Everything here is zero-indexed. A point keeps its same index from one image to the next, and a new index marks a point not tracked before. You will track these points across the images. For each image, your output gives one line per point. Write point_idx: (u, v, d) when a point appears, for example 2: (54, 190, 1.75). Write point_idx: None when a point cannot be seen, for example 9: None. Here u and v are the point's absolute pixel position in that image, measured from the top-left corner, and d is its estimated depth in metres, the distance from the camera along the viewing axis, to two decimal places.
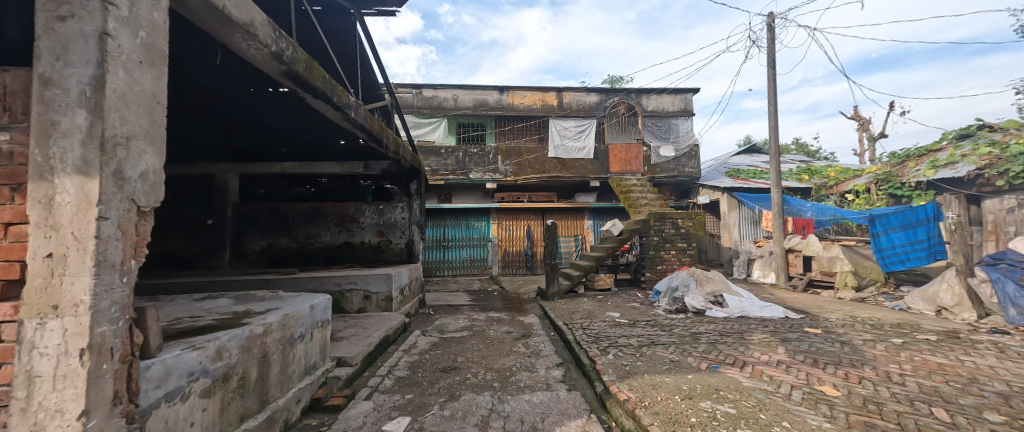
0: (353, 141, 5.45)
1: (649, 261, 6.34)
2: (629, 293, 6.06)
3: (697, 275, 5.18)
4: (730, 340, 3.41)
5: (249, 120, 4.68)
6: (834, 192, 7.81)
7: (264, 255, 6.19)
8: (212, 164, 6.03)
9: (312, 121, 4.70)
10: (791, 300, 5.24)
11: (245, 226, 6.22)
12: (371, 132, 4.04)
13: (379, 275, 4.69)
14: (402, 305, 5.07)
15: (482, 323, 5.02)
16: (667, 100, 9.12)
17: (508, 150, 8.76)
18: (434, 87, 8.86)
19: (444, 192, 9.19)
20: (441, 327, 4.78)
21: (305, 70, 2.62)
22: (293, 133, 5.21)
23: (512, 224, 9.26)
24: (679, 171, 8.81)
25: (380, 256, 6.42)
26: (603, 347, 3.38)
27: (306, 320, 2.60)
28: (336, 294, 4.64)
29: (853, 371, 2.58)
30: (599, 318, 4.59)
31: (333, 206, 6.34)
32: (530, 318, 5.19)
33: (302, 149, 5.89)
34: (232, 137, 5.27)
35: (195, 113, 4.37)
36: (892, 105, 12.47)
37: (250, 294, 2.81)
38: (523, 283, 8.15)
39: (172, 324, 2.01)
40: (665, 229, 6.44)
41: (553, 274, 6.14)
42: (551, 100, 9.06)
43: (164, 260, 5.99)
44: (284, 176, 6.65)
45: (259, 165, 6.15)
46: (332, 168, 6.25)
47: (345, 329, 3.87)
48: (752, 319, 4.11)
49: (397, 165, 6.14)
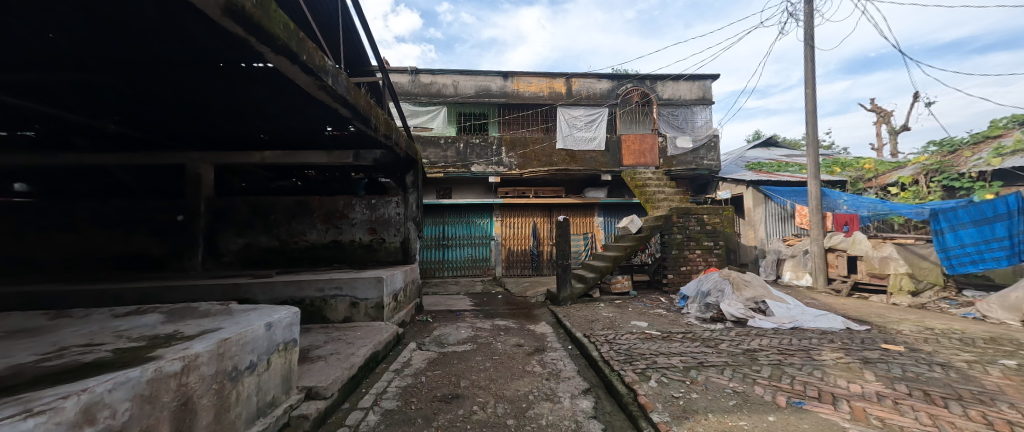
0: (342, 127, 4.86)
1: (672, 262, 5.68)
2: (651, 298, 5.42)
3: (734, 279, 4.52)
4: (797, 360, 2.76)
5: (218, 100, 4.03)
6: (873, 185, 7.24)
7: (242, 255, 5.52)
8: (184, 153, 5.41)
9: (295, 103, 4.11)
10: (839, 307, 4.60)
11: (220, 223, 5.56)
12: (359, 111, 3.43)
13: (369, 280, 4.03)
14: (395, 314, 4.42)
15: (488, 333, 4.36)
16: (683, 87, 8.46)
17: (513, 141, 8.11)
18: (433, 73, 8.19)
19: (444, 187, 8.54)
20: (440, 339, 4.12)
21: (257, 8, 1.95)
22: (274, 118, 4.62)
23: (516, 221, 8.61)
24: (697, 163, 8.16)
25: (372, 256, 5.77)
26: (641, 370, 2.72)
27: (259, 344, 1.94)
28: (317, 301, 3.97)
29: (991, 413, 1.94)
30: (624, 328, 3.94)
31: (319, 200, 5.66)
32: (542, 328, 4.54)
33: (285, 136, 5.25)
34: (204, 121, 4.65)
35: (154, 89, 3.72)
36: (916, 96, 11.79)
37: (191, 308, 2.16)
38: (529, 285, 7.50)
39: (36, 364, 1.34)
40: (690, 226, 5.79)
41: (565, 276, 5.54)
42: (559, 87, 8.39)
43: (129, 261, 5.31)
44: (265, 167, 5.99)
45: (238, 155, 5.52)
46: (319, 158, 5.64)
47: (324, 345, 3.22)
48: (809, 331, 3.46)
49: (392, 154, 5.53)
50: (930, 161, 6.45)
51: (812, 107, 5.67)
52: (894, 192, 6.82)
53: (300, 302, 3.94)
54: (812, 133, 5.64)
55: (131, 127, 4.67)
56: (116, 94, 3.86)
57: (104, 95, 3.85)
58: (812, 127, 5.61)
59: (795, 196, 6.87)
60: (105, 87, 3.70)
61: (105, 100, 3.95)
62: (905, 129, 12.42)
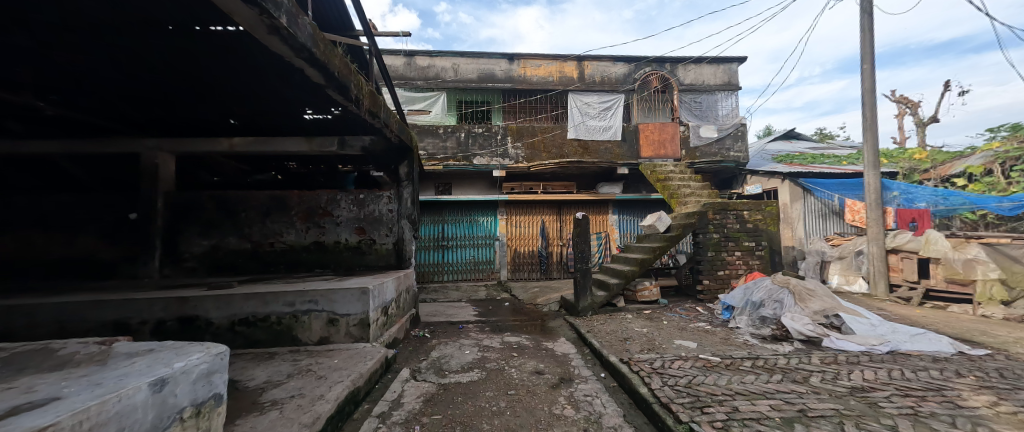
0: (326, 110, 4.10)
1: (708, 265, 4.90)
2: (685, 308, 4.64)
3: (795, 288, 3.76)
4: (938, 410, 1.98)
5: (174, 75, 3.27)
6: (935, 176, 6.98)
7: (207, 260, 4.71)
8: (139, 140, 4.59)
9: (268, 81, 3.35)
10: (919, 319, 3.82)
11: (182, 222, 4.74)
12: (335, 75, 2.62)
13: (351, 291, 3.24)
14: (385, 331, 3.62)
15: (498, 354, 3.57)
16: (707, 71, 7.67)
17: (520, 130, 7.33)
18: (431, 55, 7.41)
19: (443, 182, 7.76)
20: (439, 364, 3.33)
21: None
22: (245, 99, 3.85)
23: (523, 219, 7.84)
24: (723, 155, 7.38)
25: (361, 260, 4.96)
26: (723, 423, 1.94)
27: (134, 422, 1.12)
28: (287, 318, 3.17)
29: None
30: (669, 350, 3.15)
31: (299, 195, 4.88)
32: (563, 347, 3.75)
33: (257, 121, 4.46)
34: (159, 102, 3.86)
35: (90, 57, 2.94)
36: (947, 83, 11.08)
37: (46, 353, 1.37)
38: (539, 290, 6.71)
39: None
40: (728, 224, 5.00)
41: (585, 282, 4.77)
42: (570, 70, 7.61)
43: (73, 267, 4.50)
44: (237, 158, 5.18)
45: (203, 143, 4.70)
46: (299, 146, 4.82)
47: (285, 383, 2.41)
48: (916, 360, 2.67)
49: (384, 141, 4.75)
50: (1008, 149, 6.16)
51: (869, 86, 4.93)
52: (961, 185, 6.55)
53: (265, 320, 3.15)
54: (868, 117, 4.93)
55: (69, 109, 3.84)
56: (39, 65, 3.05)
57: (24, 66, 3.04)
58: (869, 110, 4.90)
59: (844, 189, 6.06)
60: (26, 57, 2.91)
61: (25, 71, 3.12)
62: (934, 121, 11.67)
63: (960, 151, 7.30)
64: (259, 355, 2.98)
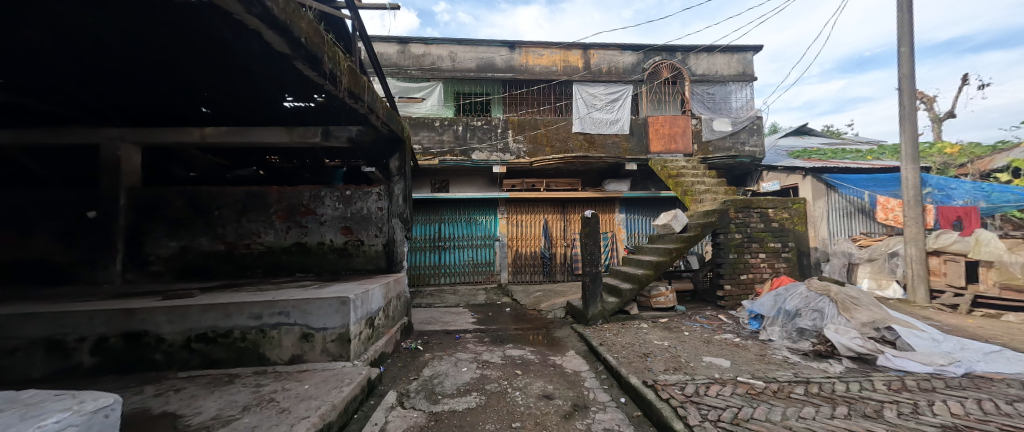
0: (308, 97, 3.62)
1: (730, 269, 4.45)
2: (706, 317, 4.19)
3: (838, 297, 3.32)
4: None
5: (127, 52, 2.75)
6: (974, 170, 6.79)
7: (176, 263, 4.25)
8: (100, 129, 4.10)
9: (237, 63, 2.88)
10: (977, 331, 3.35)
11: (148, 221, 4.28)
12: (301, 41, 2.13)
13: (328, 302, 2.77)
14: (370, 347, 3.15)
15: (500, 373, 3.10)
16: (720, 60, 7.23)
17: (521, 123, 6.87)
18: (426, 43, 6.97)
19: (440, 179, 7.29)
20: (431, 385, 2.88)
21: None
22: (214, 84, 3.37)
23: (525, 218, 7.40)
24: (738, 149, 6.93)
25: (347, 264, 4.50)
26: None
27: None
28: (252, 334, 2.70)
29: None
30: (699, 371, 2.69)
31: (279, 191, 4.42)
32: (573, 363, 3.29)
33: (232, 108, 3.95)
34: (117, 86, 3.38)
35: (20, 28, 2.41)
36: (966, 76, 10.66)
37: None
38: (542, 294, 6.26)
39: None
40: (751, 224, 4.55)
41: (595, 287, 4.32)
42: (575, 60, 7.16)
43: (23, 272, 4.01)
44: (212, 151, 4.71)
45: (171, 132, 4.18)
46: (278, 137, 4.26)
47: (240, 419, 1.94)
48: (1006, 388, 2.20)
49: (373, 131, 4.21)
50: None
51: (908, 71, 4.50)
52: (1005, 179, 6.23)
53: (226, 336, 2.69)
54: (905, 105, 4.52)
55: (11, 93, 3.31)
56: None
57: None
58: (907, 98, 4.49)
59: (875, 186, 5.97)
60: None
61: None
62: (951, 116, 11.22)
63: (996, 148, 7.14)
64: (217, 379, 2.52)
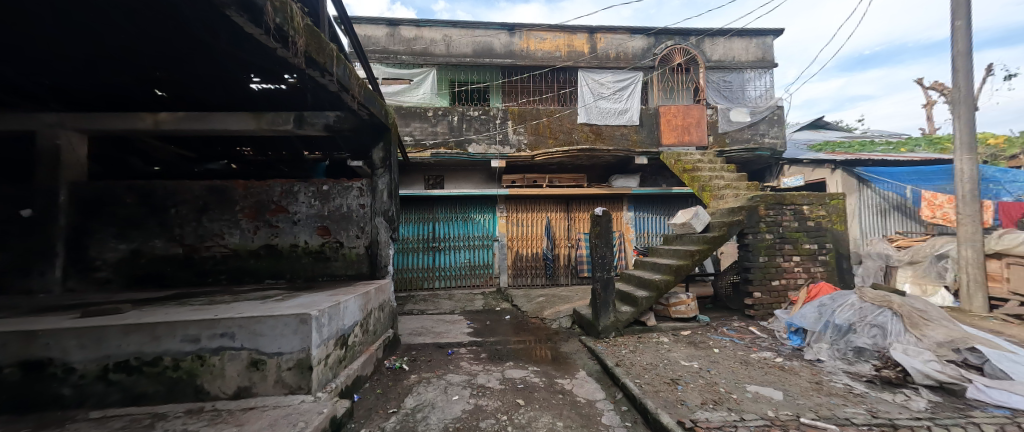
0: (277, 77, 3.06)
1: (760, 274, 3.91)
2: (735, 329, 3.68)
3: (902, 310, 2.83)
4: None
5: (29, 12, 2.13)
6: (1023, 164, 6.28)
7: (127, 268, 3.71)
8: (34, 114, 3.48)
9: (183, 34, 2.29)
10: None
11: (95, 220, 3.73)
12: None
13: (285, 321, 2.21)
14: (341, 374, 2.60)
15: (499, 404, 2.55)
16: (738, 45, 6.69)
17: (522, 113, 6.33)
18: (418, 25, 6.41)
19: (434, 174, 6.77)
20: (412, 423, 2.33)
21: None
22: (163, 64, 2.79)
23: (527, 217, 6.86)
24: (757, 141, 6.39)
25: (324, 268, 3.95)
26: None
27: None
28: (187, 363, 2.16)
29: None
30: (750, 407, 2.15)
31: (245, 186, 3.86)
32: (586, 389, 2.76)
33: (189, 91, 3.35)
34: (43, 63, 2.77)
35: None
36: (989, 68, 10.10)
37: None
38: (546, 300, 5.73)
39: None
40: (783, 222, 4.02)
41: (606, 296, 3.77)
42: (581, 45, 6.62)
43: None
44: (174, 141, 4.14)
45: (120, 118, 3.50)
46: (243, 123, 3.61)
47: None
48: None
49: (353, 117, 3.69)
50: None
51: (963, 48, 4.33)
52: None
53: (154, 365, 2.14)
54: (960, 86, 4.35)
55: None
56: None
57: None
58: (962, 77, 4.33)
59: (916, 179, 5.51)
60: None
61: None
62: None
63: None
64: (135, 423, 1.97)
